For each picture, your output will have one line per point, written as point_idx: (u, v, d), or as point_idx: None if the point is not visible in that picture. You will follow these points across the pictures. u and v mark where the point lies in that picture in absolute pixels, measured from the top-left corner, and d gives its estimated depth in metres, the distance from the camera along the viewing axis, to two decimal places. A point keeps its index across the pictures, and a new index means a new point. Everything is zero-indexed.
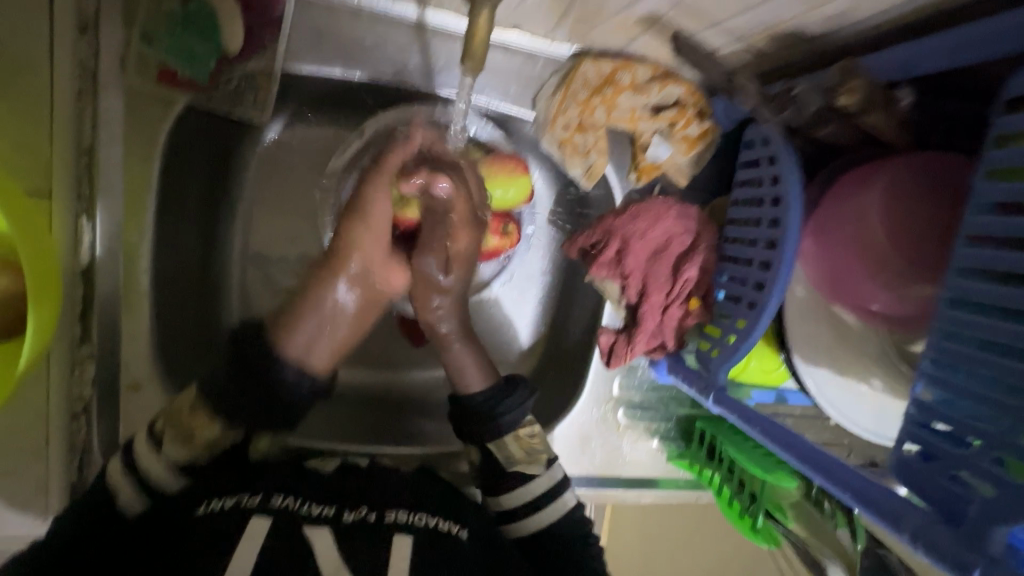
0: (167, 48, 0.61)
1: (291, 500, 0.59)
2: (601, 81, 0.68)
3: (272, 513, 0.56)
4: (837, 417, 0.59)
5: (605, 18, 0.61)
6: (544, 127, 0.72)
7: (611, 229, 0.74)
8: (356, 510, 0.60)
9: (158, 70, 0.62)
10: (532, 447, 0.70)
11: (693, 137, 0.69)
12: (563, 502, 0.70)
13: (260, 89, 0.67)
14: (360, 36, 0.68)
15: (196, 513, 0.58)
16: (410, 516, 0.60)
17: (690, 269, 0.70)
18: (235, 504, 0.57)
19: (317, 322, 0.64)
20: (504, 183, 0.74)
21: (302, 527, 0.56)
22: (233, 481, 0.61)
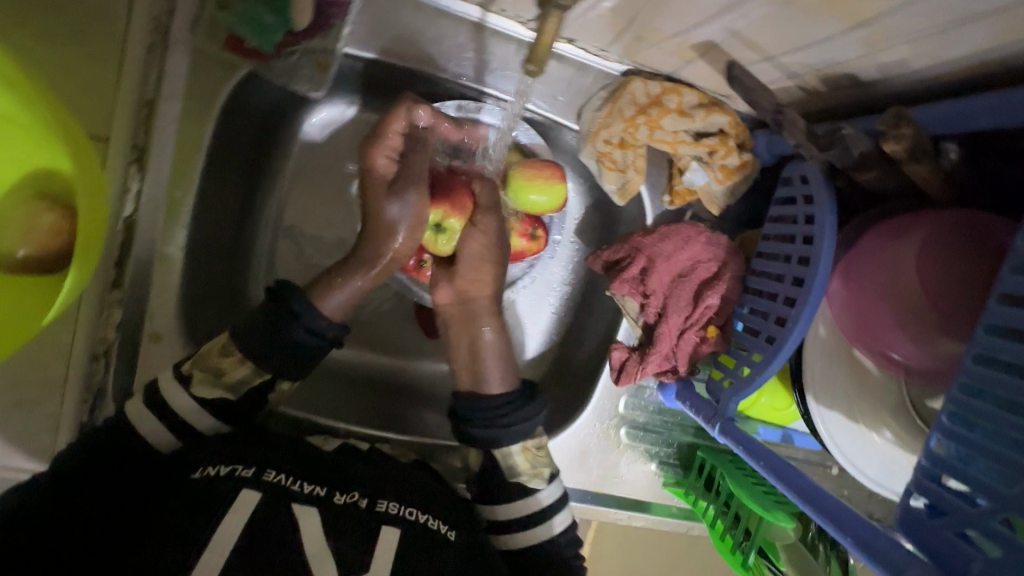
0: (238, 14, 0.63)
1: (284, 477, 0.59)
2: (648, 102, 0.68)
3: (263, 487, 0.57)
4: (845, 462, 0.59)
5: (661, 40, 0.62)
6: (586, 138, 0.73)
7: (638, 247, 0.74)
8: (347, 494, 0.60)
9: (226, 36, 0.65)
10: (538, 459, 0.70)
11: (732, 167, 0.69)
12: (548, 528, 0.69)
13: (319, 66, 0.69)
14: (422, 28, 0.70)
15: (191, 475, 0.57)
16: (400, 508, 0.61)
17: (712, 297, 0.70)
18: (229, 472, 0.58)
19: (348, 290, 0.68)
20: (541, 189, 0.73)
21: (291, 505, 0.56)
22: (228, 445, 0.61)
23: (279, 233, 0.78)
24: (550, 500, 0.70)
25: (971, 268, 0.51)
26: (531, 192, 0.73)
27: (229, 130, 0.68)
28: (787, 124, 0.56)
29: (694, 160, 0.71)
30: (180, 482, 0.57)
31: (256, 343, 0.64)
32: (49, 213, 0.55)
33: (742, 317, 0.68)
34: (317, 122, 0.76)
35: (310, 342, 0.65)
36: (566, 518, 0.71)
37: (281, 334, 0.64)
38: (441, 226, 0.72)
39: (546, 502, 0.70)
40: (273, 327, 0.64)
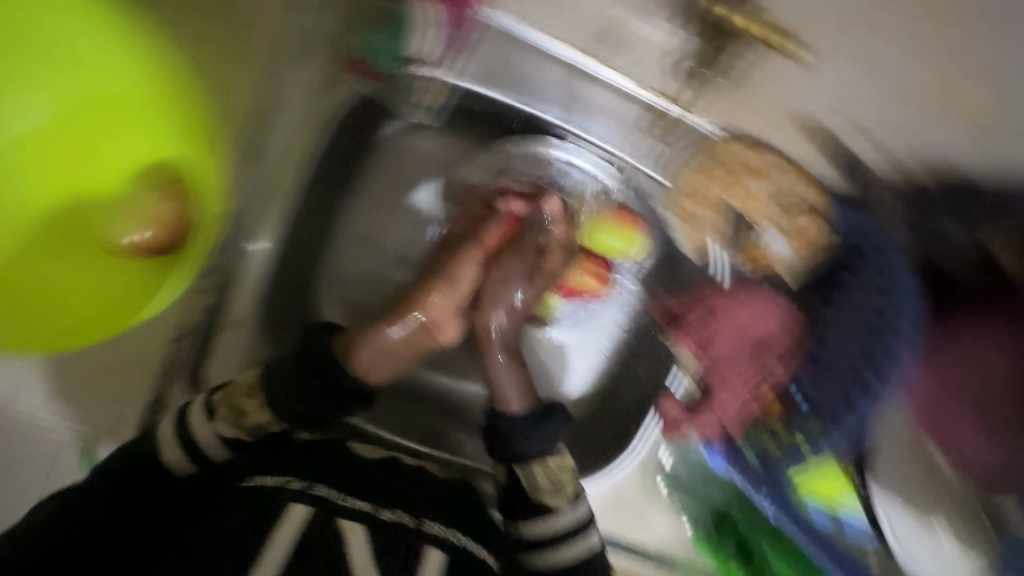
0: (361, 40, 0.67)
1: (332, 492, 0.58)
2: (742, 168, 0.69)
3: (311, 501, 0.56)
4: (899, 548, 0.70)
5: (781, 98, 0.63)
6: (669, 193, 0.74)
7: (707, 306, 0.75)
8: (393, 511, 0.59)
9: (343, 57, 0.68)
10: (560, 479, 0.67)
11: (811, 238, 0.69)
12: (587, 539, 0.66)
13: (416, 92, 0.70)
14: (519, 65, 0.69)
15: (242, 483, 0.59)
16: (446, 530, 0.61)
17: (775, 365, 0.71)
18: (282, 484, 0.58)
19: (372, 355, 0.65)
20: (614, 234, 0.76)
21: (337, 522, 0.55)
22: (279, 455, 0.62)
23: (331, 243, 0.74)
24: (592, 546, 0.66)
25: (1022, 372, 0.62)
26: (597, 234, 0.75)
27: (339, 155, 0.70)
28: None
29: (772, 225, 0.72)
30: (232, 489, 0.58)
31: (288, 382, 0.63)
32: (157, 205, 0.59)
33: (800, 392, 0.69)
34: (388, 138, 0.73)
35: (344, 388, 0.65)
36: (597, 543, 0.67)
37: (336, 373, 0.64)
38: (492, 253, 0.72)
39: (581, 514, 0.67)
40: (313, 366, 0.64)
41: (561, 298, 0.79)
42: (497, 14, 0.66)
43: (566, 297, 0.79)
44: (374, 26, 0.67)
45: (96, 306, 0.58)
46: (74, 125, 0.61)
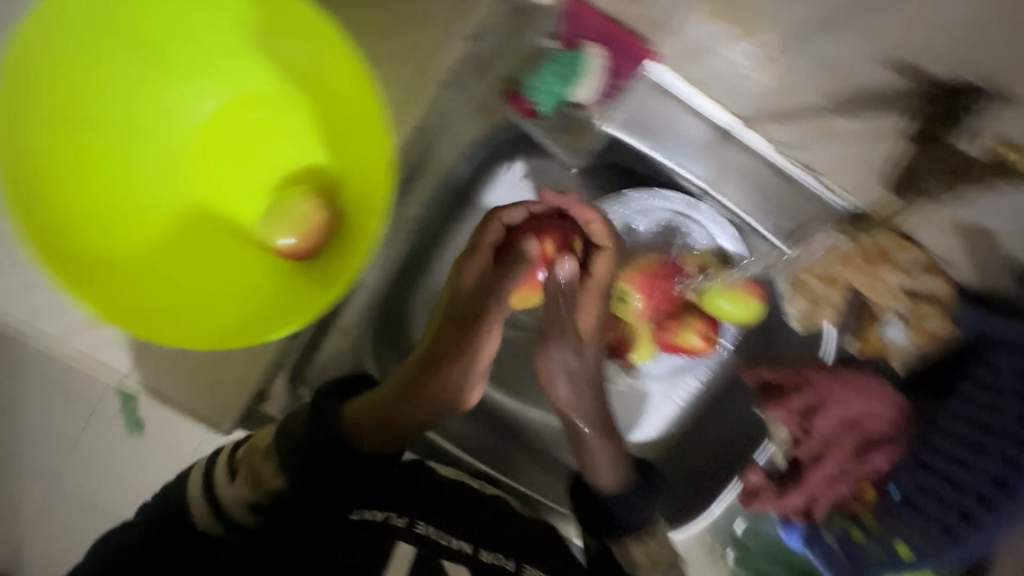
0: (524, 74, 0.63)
1: (432, 529, 0.63)
2: (873, 252, 0.66)
3: (416, 541, 0.62)
4: None
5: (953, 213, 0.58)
6: (794, 263, 0.72)
7: (811, 382, 0.72)
8: (492, 553, 0.64)
9: (502, 90, 0.65)
10: (660, 556, 0.66)
11: (934, 334, 0.66)
12: None
13: (573, 134, 0.69)
14: (668, 120, 0.67)
15: (350, 516, 0.66)
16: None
17: (878, 458, 0.68)
18: (386, 518, 0.64)
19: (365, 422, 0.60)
20: (729, 300, 0.72)
21: (440, 560, 0.61)
22: (383, 492, 0.68)
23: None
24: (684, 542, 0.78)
25: None
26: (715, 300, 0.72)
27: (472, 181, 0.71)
28: None
29: (893, 312, 0.69)
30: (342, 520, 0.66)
31: (290, 444, 0.60)
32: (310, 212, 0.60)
33: (902, 490, 0.66)
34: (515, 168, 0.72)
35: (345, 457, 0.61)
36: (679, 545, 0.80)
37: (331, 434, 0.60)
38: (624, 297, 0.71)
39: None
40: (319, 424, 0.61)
41: (658, 349, 0.75)
42: (656, 68, 0.63)
43: (664, 349, 0.75)
44: (542, 65, 0.62)
45: (250, 300, 0.61)
46: (252, 113, 0.63)
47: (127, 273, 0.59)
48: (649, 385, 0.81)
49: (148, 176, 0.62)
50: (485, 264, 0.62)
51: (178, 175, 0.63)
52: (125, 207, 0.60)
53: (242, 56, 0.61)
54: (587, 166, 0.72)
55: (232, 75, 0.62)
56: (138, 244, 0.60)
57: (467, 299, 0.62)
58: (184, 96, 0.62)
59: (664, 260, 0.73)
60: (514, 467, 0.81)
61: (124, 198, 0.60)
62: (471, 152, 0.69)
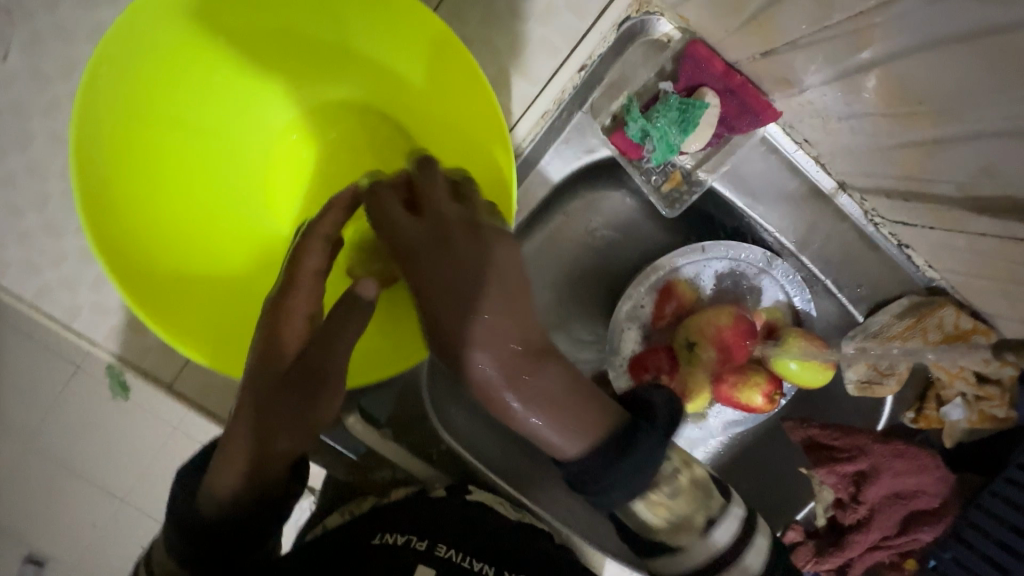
0: (643, 121, 0.61)
1: (454, 552, 0.58)
2: (955, 335, 0.63)
3: (436, 563, 0.56)
4: None
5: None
6: (867, 335, 0.70)
7: (865, 449, 0.71)
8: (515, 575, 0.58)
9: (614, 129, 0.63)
10: (684, 515, 0.53)
11: (992, 417, 0.66)
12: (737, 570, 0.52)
13: (670, 179, 0.67)
14: (768, 177, 0.67)
15: (372, 540, 0.58)
16: None
17: (924, 531, 0.70)
18: (406, 543, 0.58)
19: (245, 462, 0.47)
20: (809, 368, 0.69)
21: None
22: (408, 513, 0.62)
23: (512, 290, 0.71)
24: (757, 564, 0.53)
25: None
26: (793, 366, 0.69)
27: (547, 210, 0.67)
28: None
29: (956, 395, 0.69)
30: (362, 545, 0.58)
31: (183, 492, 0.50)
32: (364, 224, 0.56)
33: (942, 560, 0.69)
34: (599, 194, 0.71)
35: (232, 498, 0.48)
36: (764, 545, 0.54)
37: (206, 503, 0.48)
38: (695, 346, 0.69)
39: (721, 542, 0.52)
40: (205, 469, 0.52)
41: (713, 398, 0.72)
42: (774, 130, 0.63)
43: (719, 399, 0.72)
44: (664, 112, 0.60)
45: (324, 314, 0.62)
46: (336, 134, 0.64)
47: (209, 275, 0.59)
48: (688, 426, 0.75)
49: (222, 189, 0.62)
50: (309, 304, 0.51)
51: (254, 191, 0.63)
52: (209, 211, 0.61)
53: (331, 75, 0.61)
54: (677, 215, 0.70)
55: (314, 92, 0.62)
56: (223, 246, 0.60)
57: (291, 344, 0.50)
58: (269, 104, 0.62)
59: (739, 320, 0.68)
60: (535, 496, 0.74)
61: (201, 209, 0.60)
62: (555, 185, 0.66)
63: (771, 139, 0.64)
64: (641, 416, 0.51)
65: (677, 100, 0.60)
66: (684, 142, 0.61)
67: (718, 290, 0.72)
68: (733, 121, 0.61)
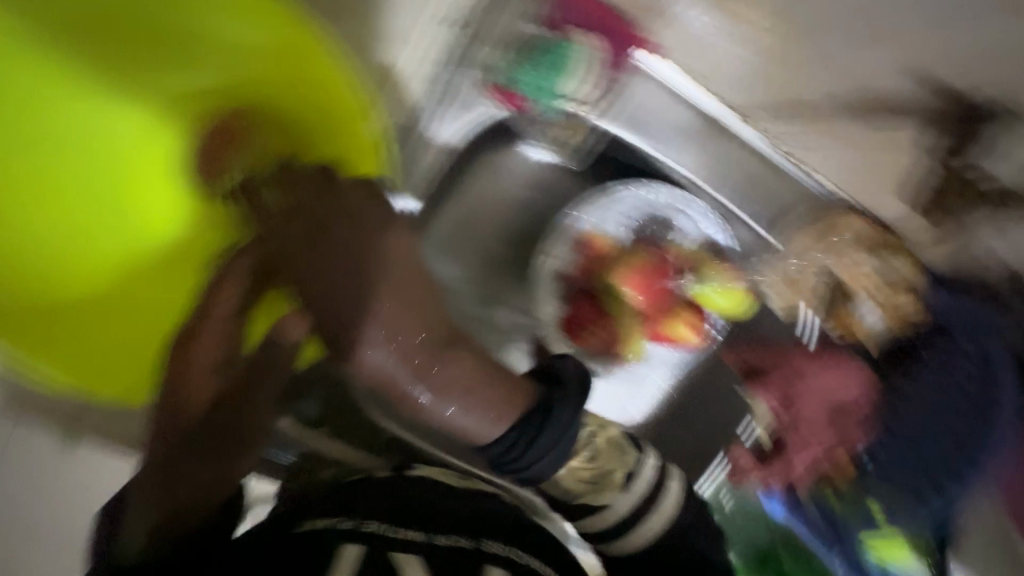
0: (525, 73, 0.64)
1: (380, 525, 0.56)
2: (857, 241, 0.71)
3: (362, 538, 0.53)
4: None
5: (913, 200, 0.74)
6: (784, 255, 0.73)
7: (788, 361, 0.75)
8: (450, 535, 0.56)
9: (490, 83, 0.65)
10: (602, 470, 0.67)
11: (902, 314, 0.72)
12: (659, 512, 0.68)
13: (567, 129, 0.68)
14: (656, 111, 0.71)
15: (295, 529, 0.55)
16: (505, 548, 0.58)
17: (853, 432, 0.74)
18: (332, 524, 0.55)
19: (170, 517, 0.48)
20: (722, 293, 0.72)
21: (392, 555, 0.52)
22: (332, 502, 0.60)
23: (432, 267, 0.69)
24: (671, 507, 0.69)
25: None
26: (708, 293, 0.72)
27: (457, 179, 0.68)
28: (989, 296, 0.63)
29: (865, 293, 0.73)
30: (284, 534, 0.54)
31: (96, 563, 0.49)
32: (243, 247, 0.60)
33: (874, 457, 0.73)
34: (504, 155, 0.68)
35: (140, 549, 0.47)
36: (676, 487, 0.70)
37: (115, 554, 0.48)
38: (617, 294, 0.70)
39: (638, 488, 0.68)
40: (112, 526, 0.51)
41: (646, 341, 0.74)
42: (645, 58, 0.70)
43: (652, 341, 0.74)
44: (543, 59, 0.64)
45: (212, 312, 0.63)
46: (207, 146, 0.65)
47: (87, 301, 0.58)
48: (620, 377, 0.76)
49: (99, 211, 0.62)
50: (220, 349, 0.53)
51: (130, 211, 0.64)
52: (71, 237, 0.60)
53: (188, 72, 0.60)
54: (585, 167, 0.71)
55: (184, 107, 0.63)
56: (94, 267, 0.61)
57: (196, 403, 0.51)
58: (111, 114, 0.60)
59: (651, 262, 0.70)
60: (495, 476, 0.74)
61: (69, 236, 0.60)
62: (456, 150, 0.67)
63: (650, 75, 0.70)
64: (550, 385, 0.54)
65: (545, 48, 0.64)
66: (569, 85, 0.66)
67: (631, 232, 0.72)
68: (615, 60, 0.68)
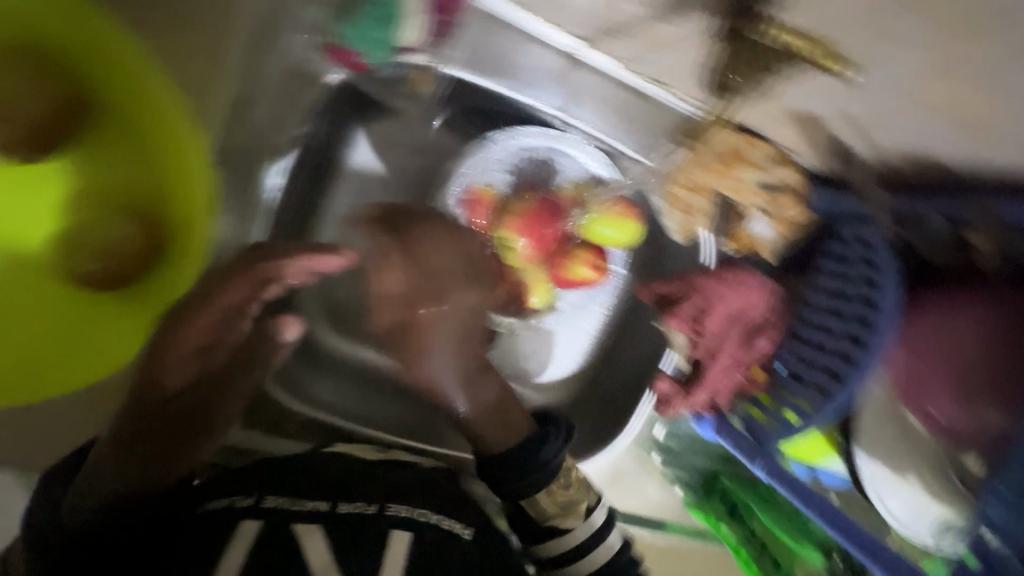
0: (351, 33, 0.62)
1: (283, 499, 0.59)
2: (729, 151, 0.68)
3: (263, 513, 0.58)
4: (898, 525, 0.63)
5: (764, 99, 0.61)
6: (663, 177, 0.75)
7: (695, 286, 0.77)
8: (353, 503, 0.60)
9: (331, 48, 0.64)
10: (568, 499, 0.63)
11: (793, 221, 0.71)
12: (608, 543, 0.65)
13: (415, 83, 0.68)
14: (513, 53, 0.68)
15: (197, 510, 0.60)
16: (412, 510, 0.61)
17: (763, 342, 0.74)
18: (230, 504, 0.59)
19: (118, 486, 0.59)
20: (611, 224, 0.74)
21: (292, 526, 0.57)
22: (242, 478, 0.63)
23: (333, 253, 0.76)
24: (616, 547, 0.65)
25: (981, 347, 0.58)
26: (596, 226, 0.73)
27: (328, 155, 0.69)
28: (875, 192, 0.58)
29: (755, 209, 0.73)
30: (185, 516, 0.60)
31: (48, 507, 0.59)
32: (97, 262, 0.63)
33: (785, 364, 0.73)
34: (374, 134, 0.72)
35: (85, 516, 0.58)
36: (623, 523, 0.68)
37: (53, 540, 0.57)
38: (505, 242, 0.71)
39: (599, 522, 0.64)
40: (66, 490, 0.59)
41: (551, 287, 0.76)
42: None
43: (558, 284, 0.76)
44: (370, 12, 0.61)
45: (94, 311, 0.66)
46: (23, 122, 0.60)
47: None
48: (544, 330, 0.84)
49: None
50: (202, 336, 0.62)
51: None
52: None
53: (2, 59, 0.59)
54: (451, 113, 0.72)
55: (64, 144, 0.66)
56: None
57: (170, 382, 0.62)
58: None
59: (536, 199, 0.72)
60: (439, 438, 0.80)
61: None
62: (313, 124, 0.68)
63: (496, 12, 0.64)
64: (556, 428, 0.65)
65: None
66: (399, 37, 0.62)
67: (515, 184, 0.73)
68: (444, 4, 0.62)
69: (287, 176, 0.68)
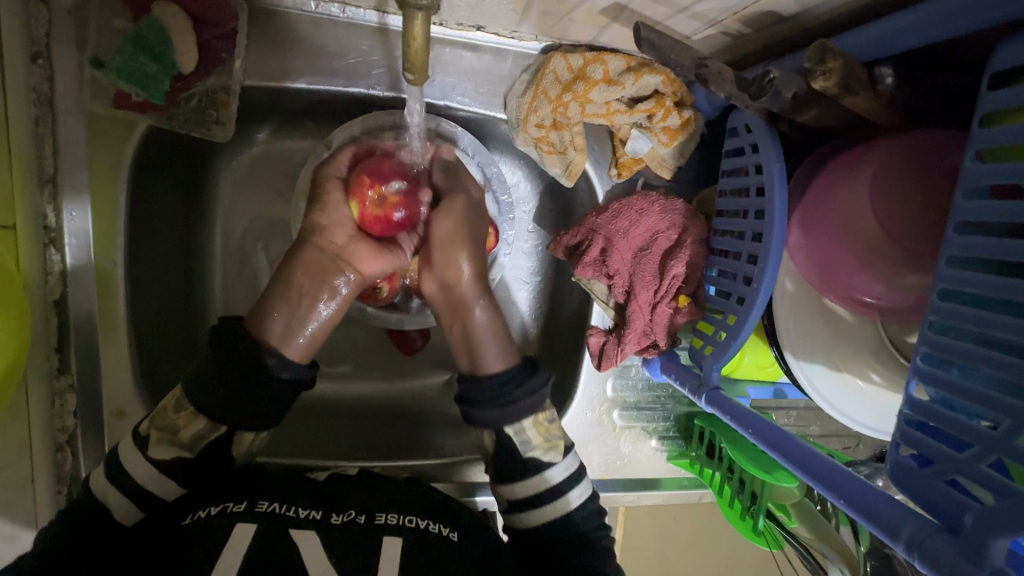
0: (119, 68, 0.56)
1: (276, 504, 0.56)
2: (573, 76, 0.65)
3: (257, 517, 0.53)
4: (862, 427, 0.56)
5: (569, 11, 0.57)
6: (516, 126, 0.69)
7: (594, 227, 0.71)
8: (343, 513, 0.57)
9: (113, 92, 0.58)
10: (551, 432, 0.67)
11: (674, 127, 0.66)
12: (566, 502, 0.66)
13: (222, 105, 0.62)
14: (322, 43, 0.63)
15: (181, 522, 0.54)
16: (400, 517, 0.57)
17: (676, 266, 0.66)
18: (221, 510, 0.54)
19: (287, 311, 0.61)
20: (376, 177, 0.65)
21: (287, 530, 0.53)
22: (217, 490, 0.58)
23: (228, 296, 0.73)
24: (560, 479, 0.66)
25: (893, 200, 0.48)
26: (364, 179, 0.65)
27: (190, 202, 0.68)
28: (713, 77, 0.50)
29: (633, 127, 0.67)
30: (170, 529, 0.53)
31: (167, 422, 0.58)
32: None
33: (713, 281, 0.64)
34: (233, 164, 0.70)
35: (168, 453, 0.58)
36: (586, 488, 0.68)
37: (187, 433, 0.58)
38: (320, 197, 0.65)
39: (560, 478, 0.66)
40: (202, 386, 0.58)
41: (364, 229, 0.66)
42: None
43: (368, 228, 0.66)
44: (138, 48, 0.56)
45: None
46: None
47: None
48: (498, 292, 0.82)
49: None
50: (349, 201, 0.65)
51: None
52: None
53: None
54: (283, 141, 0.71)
55: None
56: None
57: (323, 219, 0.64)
58: None
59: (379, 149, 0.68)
60: (406, 446, 0.81)
61: None
62: (171, 177, 0.66)
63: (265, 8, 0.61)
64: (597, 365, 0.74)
65: (126, 33, 0.57)
66: (173, 64, 0.57)
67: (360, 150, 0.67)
68: (213, 16, 0.57)
69: (135, 244, 0.63)
